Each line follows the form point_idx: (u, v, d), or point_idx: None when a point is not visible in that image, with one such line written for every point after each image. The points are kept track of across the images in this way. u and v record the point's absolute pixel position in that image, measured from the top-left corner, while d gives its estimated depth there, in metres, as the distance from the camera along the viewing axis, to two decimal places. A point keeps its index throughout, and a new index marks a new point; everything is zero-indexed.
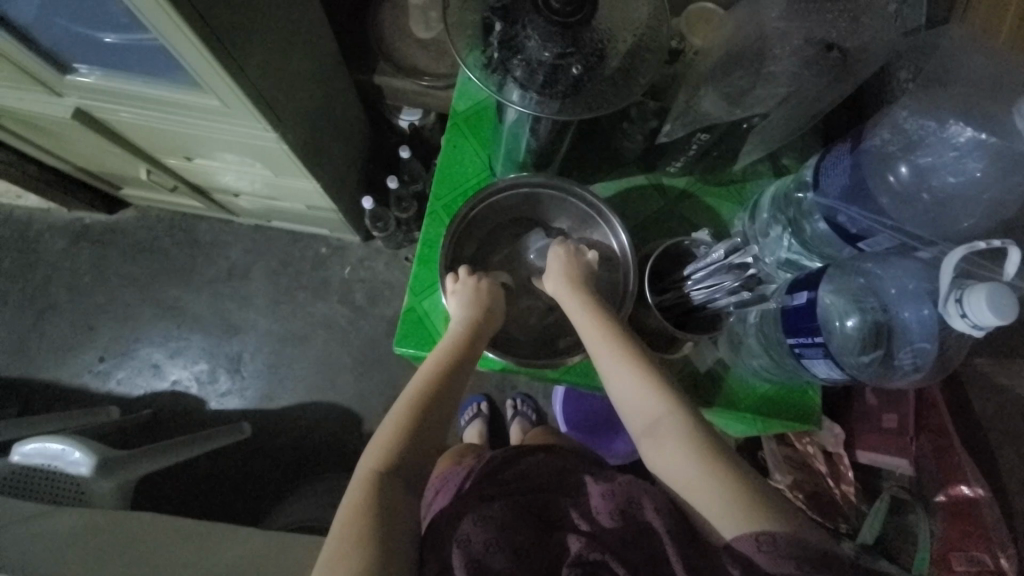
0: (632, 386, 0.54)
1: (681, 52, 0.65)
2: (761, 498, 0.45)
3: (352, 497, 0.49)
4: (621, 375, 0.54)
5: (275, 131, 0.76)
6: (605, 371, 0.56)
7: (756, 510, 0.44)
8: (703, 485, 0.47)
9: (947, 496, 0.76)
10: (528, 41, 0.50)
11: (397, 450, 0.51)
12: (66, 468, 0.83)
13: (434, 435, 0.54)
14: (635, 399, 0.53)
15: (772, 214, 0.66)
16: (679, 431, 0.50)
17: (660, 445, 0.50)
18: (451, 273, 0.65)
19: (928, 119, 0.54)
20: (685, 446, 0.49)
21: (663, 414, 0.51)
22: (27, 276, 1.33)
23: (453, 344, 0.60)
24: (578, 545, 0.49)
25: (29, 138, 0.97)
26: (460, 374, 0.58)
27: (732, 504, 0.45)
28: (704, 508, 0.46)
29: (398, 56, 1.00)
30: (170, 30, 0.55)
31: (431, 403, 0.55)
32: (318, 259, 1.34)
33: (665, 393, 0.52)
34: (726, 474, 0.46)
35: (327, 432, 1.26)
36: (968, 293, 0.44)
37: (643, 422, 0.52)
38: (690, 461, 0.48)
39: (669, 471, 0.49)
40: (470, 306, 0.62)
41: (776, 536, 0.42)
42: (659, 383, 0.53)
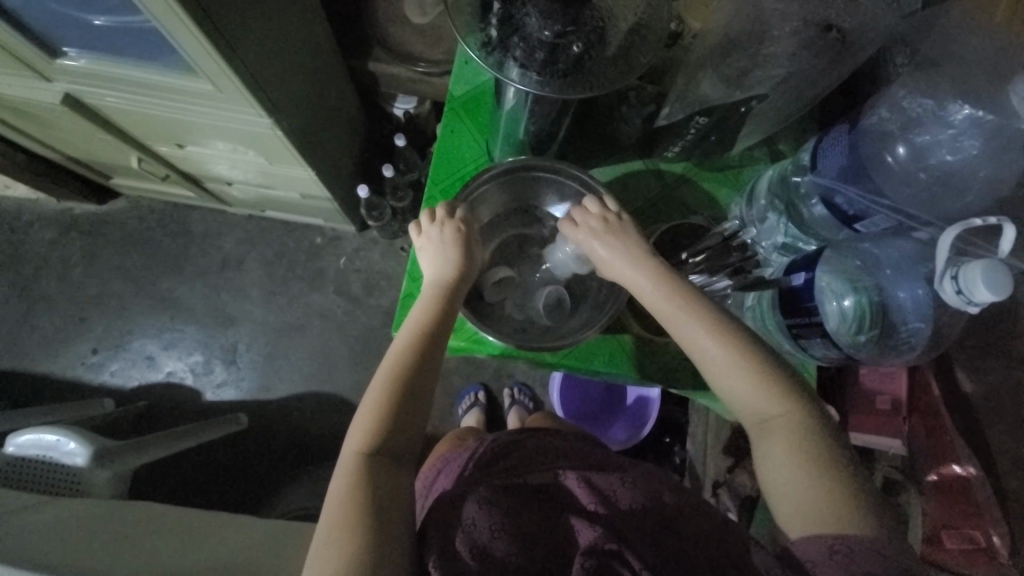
0: (740, 382, 0.51)
1: (680, 35, 0.65)
2: (848, 504, 0.45)
3: (340, 481, 0.49)
4: (731, 370, 0.52)
5: (269, 116, 0.75)
6: (709, 365, 0.53)
7: (844, 518, 0.44)
8: (802, 493, 0.46)
9: (939, 475, 0.74)
10: (528, 19, 0.50)
11: (380, 432, 0.51)
12: (61, 459, 0.82)
13: (417, 412, 0.53)
14: (744, 396, 0.51)
15: (770, 199, 0.66)
16: (791, 433, 0.49)
17: (769, 443, 0.50)
18: (413, 224, 0.64)
19: (925, 98, 0.55)
20: (797, 449, 0.48)
21: (778, 415, 0.50)
22: (16, 267, 1.31)
23: (426, 313, 0.58)
24: (593, 535, 0.47)
25: (16, 125, 0.95)
26: (438, 340, 0.57)
27: (825, 511, 0.45)
28: (787, 509, 0.47)
29: (393, 42, 0.99)
30: (162, 10, 0.54)
31: (407, 375, 0.54)
32: (313, 249, 1.33)
33: (778, 392, 0.50)
34: (830, 481, 0.46)
35: (324, 423, 1.26)
36: (964, 269, 0.44)
37: (753, 418, 0.51)
38: (794, 464, 0.48)
39: (769, 469, 0.49)
40: (442, 271, 0.60)
41: (853, 549, 0.42)
42: (772, 381, 0.51)
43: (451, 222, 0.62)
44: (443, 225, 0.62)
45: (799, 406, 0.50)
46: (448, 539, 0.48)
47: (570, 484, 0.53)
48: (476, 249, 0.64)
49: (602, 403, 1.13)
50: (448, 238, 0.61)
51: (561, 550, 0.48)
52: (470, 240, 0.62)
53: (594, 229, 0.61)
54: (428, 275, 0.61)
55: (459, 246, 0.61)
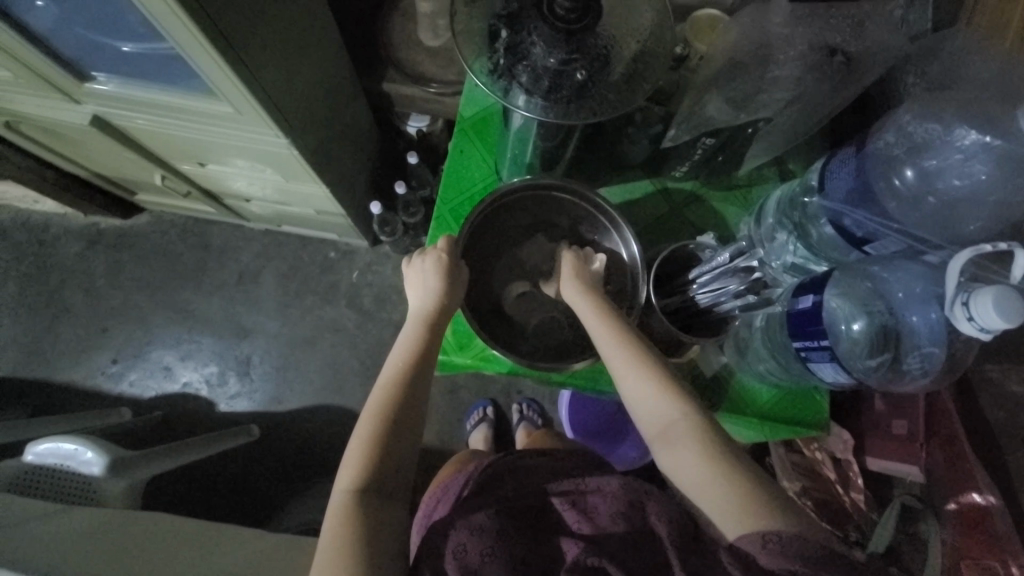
0: (645, 392, 0.54)
1: (686, 58, 0.65)
2: (765, 499, 0.46)
3: (330, 521, 0.49)
4: (633, 377, 0.55)
5: (286, 137, 0.77)
6: (622, 375, 0.56)
7: (764, 512, 0.45)
8: (715, 492, 0.48)
9: (959, 504, 0.72)
10: (533, 48, 0.51)
11: (371, 466, 0.52)
12: (78, 467, 0.84)
13: (410, 435, 0.55)
14: (649, 404, 0.54)
15: (778, 219, 0.65)
16: (694, 437, 0.51)
17: (677, 451, 0.51)
18: (406, 260, 0.65)
19: (933, 122, 0.54)
20: (702, 451, 0.50)
21: (678, 419, 0.52)
22: (44, 278, 1.36)
23: (411, 344, 0.59)
24: (578, 550, 0.47)
25: (48, 143, 1.00)
26: (425, 364, 0.58)
27: (741, 505, 0.46)
28: (709, 507, 0.48)
29: (407, 64, 1.01)
30: (188, 38, 0.57)
31: (395, 410, 0.55)
32: (327, 263, 1.36)
33: (679, 399, 0.53)
34: (738, 481, 0.48)
35: (334, 436, 1.27)
36: (975, 296, 0.44)
37: (658, 428, 0.53)
38: (700, 464, 0.49)
39: (680, 471, 0.50)
40: (424, 300, 0.61)
41: (783, 536, 0.42)
42: (672, 388, 0.54)
43: (433, 249, 0.63)
44: (426, 253, 0.63)
45: (698, 412, 0.53)
46: (439, 563, 0.48)
47: (558, 504, 0.53)
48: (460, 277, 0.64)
49: (611, 423, 1.11)
50: (429, 267, 0.62)
51: (549, 572, 0.48)
52: (452, 266, 0.63)
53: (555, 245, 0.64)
54: (411, 304, 0.62)
55: (440, 275, 0.62)
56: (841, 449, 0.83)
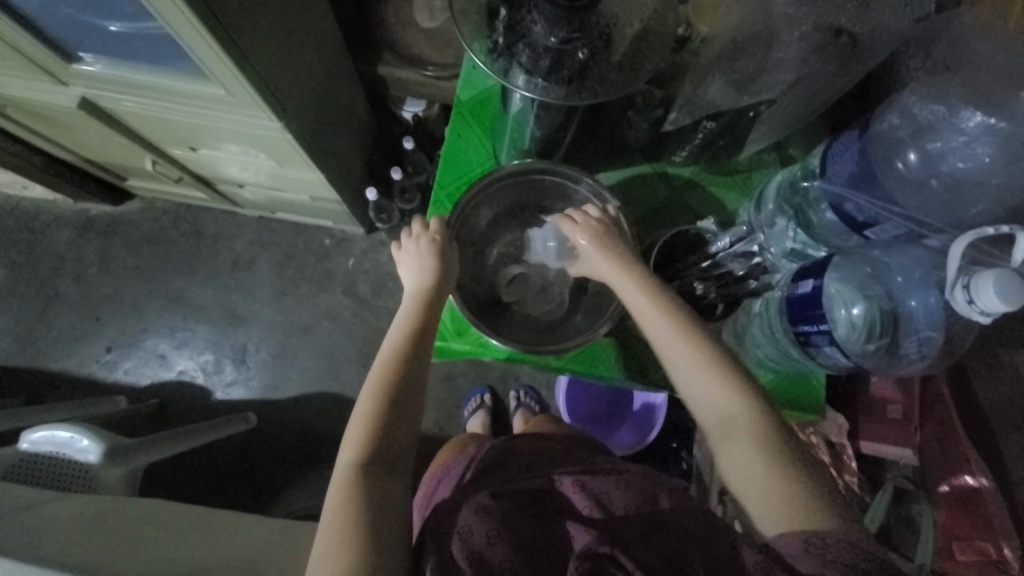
0: (707, 384, 0.54)
1: (688, 40, 0.62)
2: (817, 500, 0.47)
3: (332, 499, 0.49)
4: (694, 369, 0.54)
5: (280, 121, 0.76)
6: (682, 364, 0.55)
7: (811, 510, 0.46)
8: (768, 489, 0.48)
9: (951, 487, 0.74)
10: (533, 26, 0.50)
11: (371, 444, 0.52)
12: (75, 455, 0.84)
13: (408, 414, 0.55)
14: (709, 397, 0.54)
15: (778, 204, 0.65)
16: (751, 432, 0.51)
17: (730, 444, 0.51)
18: (395, 244, 0.65)
19: (939, 104, 0.53)
20: (756, 444, 0.50)
21: (738, 413, 0.52)
22: (34, 266, 1.34)
23: (405, 325, 0.59)
24: (587, 537, 0.47)
25: (35, 127, 0.97)
26: (422, 344, 0.58)
27: (790, 502, 0.47)
28: (755, 501, 0.49)
29: (402, 46, 0.99)
30: (178, 17, 0.55)
31: (394, 389, 0.54)
32: (322, 251, 1.34)
33: (742, 393, 0.53)
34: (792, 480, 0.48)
35: (332, 423, 1.27)
36: (975, 278, 0.44)
37: (716, 420, 0.53)
38: (754, 458, 0.50)
39: (735, 465, 0.51)
40: (419, 281, 0.61)
41: (829, 542, 0.43)
42: (734, 381, 0.53)
43: (425, 234, 0.63)
44: (419, 238, 0.63)
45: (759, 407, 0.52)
46: (445, 547, 0.48)
47: (565, 489, 0.53)
48: (453, 258, 0.64)
49: (609, 408, 1.13)
50: (425, 251, 0.62)
51: (558, 556, 0.48)
52: (446, 248, 0.63)
53: (592, 230, 0.62)
54: (405, 286, 0.62)
55: (435, 257, 0.62)
56: (836, 433, 0.79)
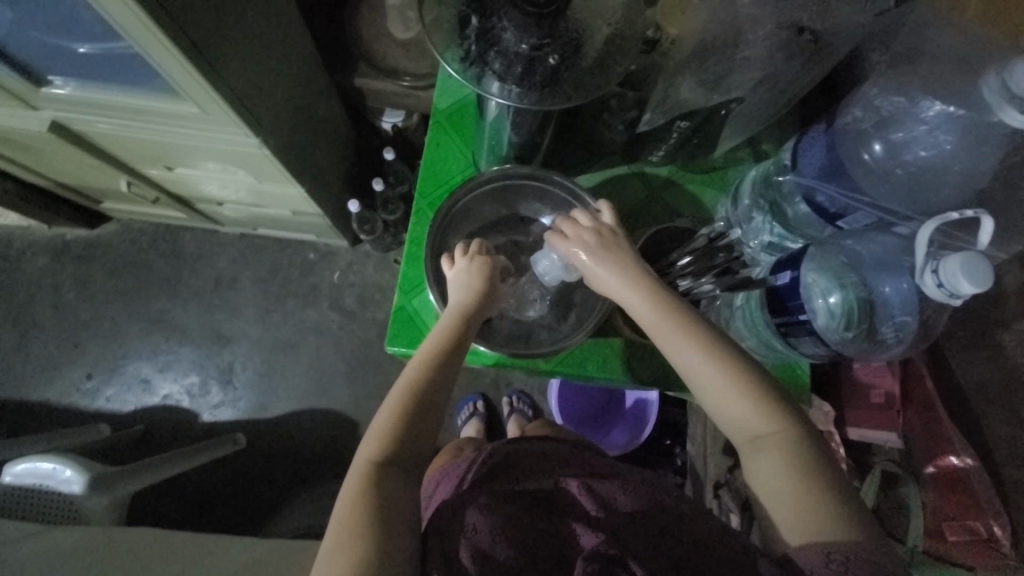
0: (727, 397, 0.50)
1: (657, 42, 0.65)
2: (845, 515, 0.44)
3: (350, 488, 0.49)
4: (715, 381, 0.51)
5: (257, 137, 0.75)
6: (700, 379, 0.51)
7: (836, 525, 0.43)
8: (797, 507, 0.45)
9: (937, 468, 0.74)
10: (504, 33, 0.51)
11: (391, 440, 0.51)
12: (57, 487, 0.81)
13: (431, 423, 0.53)
14: (732, 411, 0.50)
15: (754, 199, 0.66)
16: (780, 448, 0.48)
17: (759, 458, 0.49)
18: (445, 256, 0.64)
19: (898, 96, 0.55)
20: (786, 461, 0.47)
21: (765, 428, 0.49)
22: (8, 294, 1.31)
23: (442, 338, 0.57)
24: (597, 541, 0.47)
25: (5, 153, 0.95)
26: (453, 360, 0.56)
27: (818, 520, 0.44)
28: (780, 519, 0.45)
29: (378, 58, 0.99)
30: (146, 37, 0.54)
31: (423, 401, 0.53)
32: (307, 265, 1.33)
33: (767, 407, 0.50)
34: (823, 496, 0.45)
35: (324, 439, 1.26)
36: (944, 262, 0.45)
37: (743, 434, 0.50)
38: (782, 474, 0.47)
39: (763, 481, 0.48)
40: (463, 297, 0.59)
41: (849, 557, 0.41)
42: (757, 394, 0.50)
43: (478, 253, 0.62)
44: (473, 257, 0.62)
45: (785, 421, 0.49)
46: (450, 549, 0.48)
47: (572, 491, 0.53)
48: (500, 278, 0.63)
49: (602, 408, 1.14)
50: (472, 267, 0.61)
51: (562, 555, 0.48)
52: (494, 269, 0.62)
53: (588, 241, 0.57)
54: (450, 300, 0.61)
55: (484, 276, 0.60)
56: (823, 421, 0.81)
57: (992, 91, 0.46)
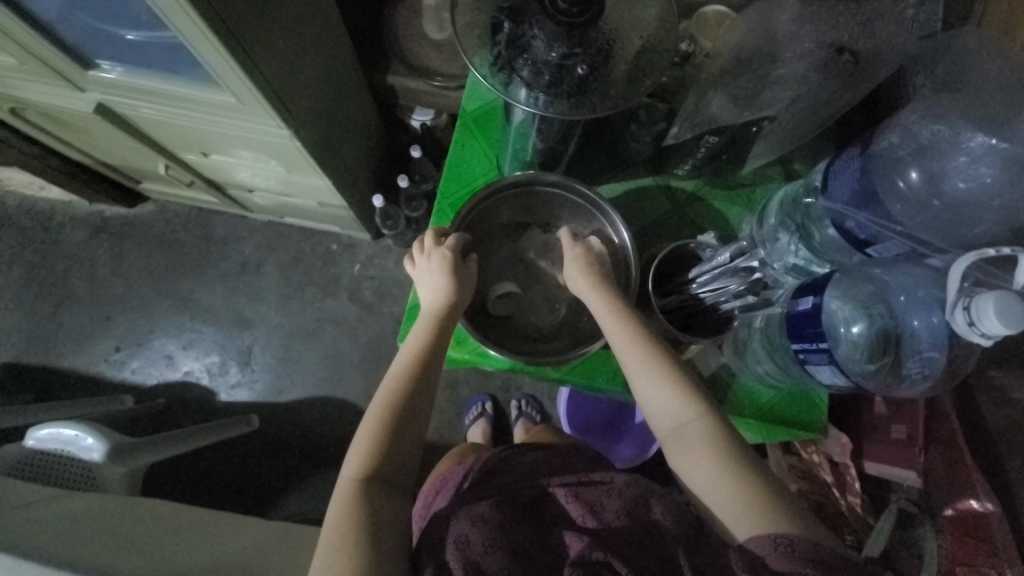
0: (660, 392, 0.53)
1: (691, 55, 0.64)
2: (784, 506, 0.46)
3: (336, 504, 0.49)
4: (646, 376, 0.54)
5: (288, 129, 0.77)
6: (635, 371, 0.55)
7: (776, 515, 0.45)
8: (734, 497, 0.47)
9: (955, 510, 0.70)
10: (534, 42, 0.51)
11: (376, 457, 0.52)
12: (78, 453, 0.85)
13: (416, 432, 0.54)
14: (662, 404, 0.53)
15: (781, 219, 0.65)
16: (705, 439, 0.50)
17: (686, 451, 0.51)
18: (408, 259, 0.65)
19: (940, 125, 0.53)
20: (715, 452, 0.49)
21: (692, 419, 0.52)
22: (47, 265, 1.37)
23: (417, 343, 0.58)
24: (582, 546, 0.47)
25: (54, 130, 1.00)
26: (433, 363, 0.57)
27: (753, 507, 0.46)
28: (722, 511, 0.47)
29: (411, 57, 1.01)
30: (189, 26, 0.56)
31: (400, 408, 0.54)
32: (329, 255, 1.36)
33: (692, 398, 0.52)
34: (759, 490, 0.47)
35: (333, 428, 1.28)
36: (976, 301, 0.43)
37: (669, 426, 0.53)
38: (715, 464, 0.49)
39: (693, 474, 0.50)
40: (434, 299, 0.61)
41: (793, 539, 0.42)
42: (686, 389, 0.53)
43: (440, 250, 0.62)
44: (433, 254, 0.62)
45: (713, 414, 0.52)
46: (441, 553, 0.49)
47: (559, 495, 0.53)
48: (470, 275, 0.63)
49: (610, 422, 1.11)
50: (436, 267, 0.62)
51: (551, 566, 0.48)
52: (460, 265, 0.62)
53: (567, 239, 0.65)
54: (422, 303, 0.62)
55: (449, 273, 0.61)
56: (838, 453, 0.83)
57: None
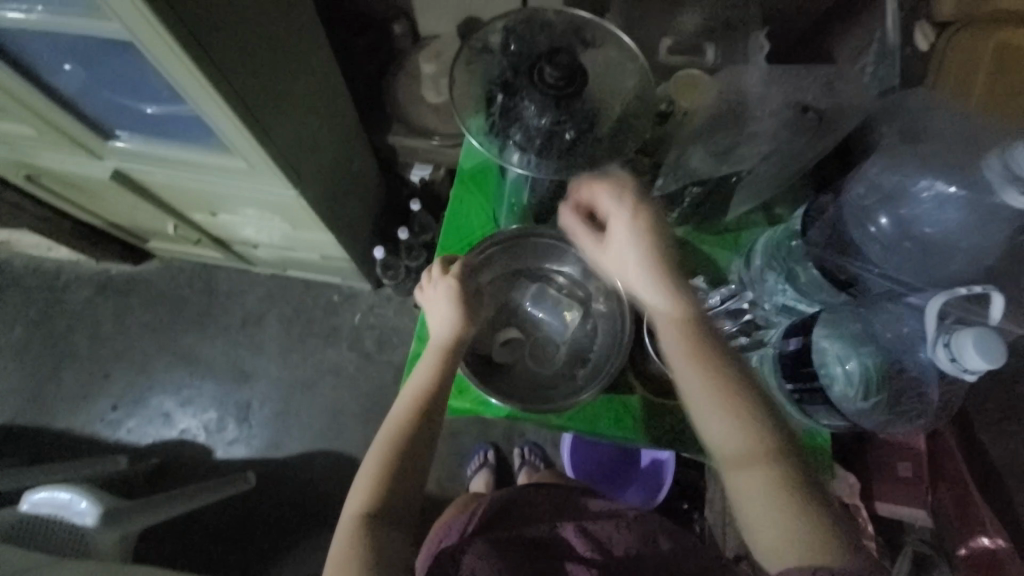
0: (716, 400, 0.49)
1: (670, 113, 0.65)
2: (837, 539, 0.44)
3: (338, 541, 0.51)
4: (701, 381, 0.50)
5: (295, 189, 0.81)
6: (686, 371, 0.50)
7: (827, 547, 0.43)
8: (785, 525, 0.44)
9: (970, 549, 0.72)
10: (526, 110, 0.56)
11: (377, 496, 0.52)
12: (72, 518, 0.83)
13: (417, 472, 0.54)
14: (718, 412, 0.49)
15: (766, 261, 0.67)
16: (764, 458, 0.47)
17: (740, 467, 0.47)
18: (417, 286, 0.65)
19: (902, 176, 0.58)
20: (771, 474, 0.46)
21: (750, 433, 0.48)
22: (50, 324, 1.39)
23: (424, 377, 0.58)
24: None
25: (69, 195, 1.05)
26: (437, 401, 0.57)
27: (803, 538, 0.44)
28: (768, 535, 0.45)
29: (410, 119, 1.08)
30: (205, 99, 0.61)
31: (404, 446, 0.54)
32: (330, 306, 1.37)
33: (751, 410, 0.49)
34: (813, 519, 0.44)
35: (333, 483, 1.25)
36: (955, 337, 0.45)
37: (724, 436, 0.49)
38: (771, 489, 0.46)
39: (746, 492, 0.47)
40: (441, 330, 0.60)
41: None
42: (746, 399, 0.49)
43: (447, 279, 0.62)
44: (440, 283, 0.62)
45: (773, 430, 0.48)
46: None
47: (566, 532, 0.53)
48: (476, 306, 0.63)
49: (618, 471, 1.09)
50: (444, 296, 0.61)
51: None
52: (467, 296, 0.62)
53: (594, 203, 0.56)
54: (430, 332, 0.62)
55: (455, 305, 0.61)
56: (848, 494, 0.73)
57: (992, 173, 0.47)
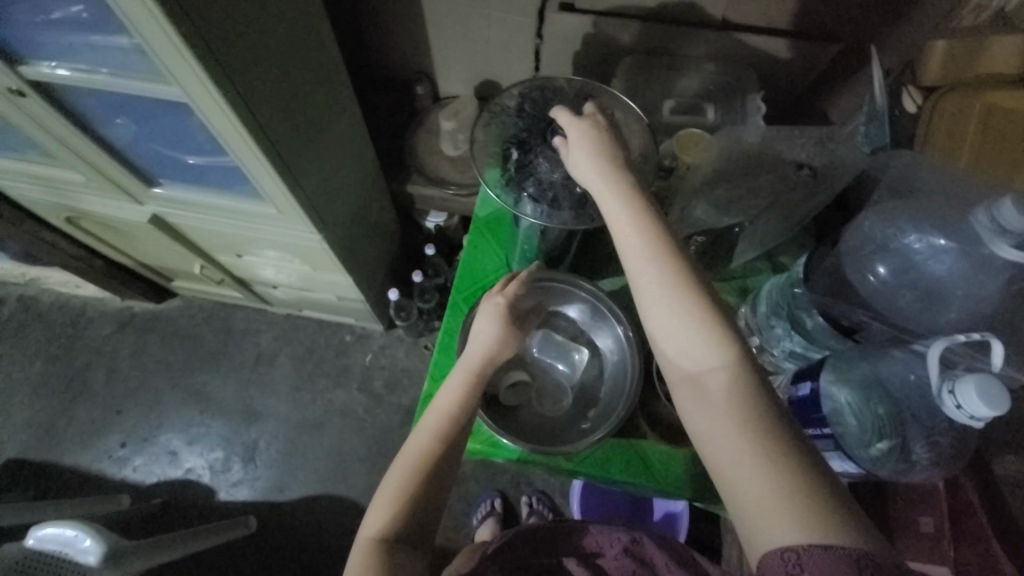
0: (684, 330, 0.43)
1: (674, 168, 0.72)
2: (821, 500, 0.36)
3: (352, 566, 0.49)
4: (668, 308, 0.44)
5: (319, 233, 0.87)
6: (651, 298, 0.45)
7: (803, 509, 0.36)
8: (753, 478, 0.37)
9: None
10: (540, 166, 0.63)
11: (397, 520, 0.51)
12: (77, 557, 0.82)
13: (439, 501, 0.53)
14: (687, 344, 0.43)
15: (771, 308, 0.69)
16: (733, 396, 0.40)
17: (703, 404, 0.41)
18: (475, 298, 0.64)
19: (893, 227, 0.60)
20: (741, 418, 0.39)
21: (721, 370, 0.41)
22: (69, 359, 1.42)
23: (457, 394, 0.57)
24: None
25: (106, 236, 1.11)
26: (465, 424, 0.56)
27: (774, 498, 0.36)
28: (733, 490, 0.38)
29: (428, 170, 1.14)
30: (247, 155, 0.68)
31: (429, 468, 0.53)
32: (342, 346, 1.39)
33: (726, 344, 0.42)
34: (789, 475, 0.37)
35: (335, 529, 1.23)
36: (959, 384, 0.46)
37: (689, 369, 0.43)
38: (743, 435, 0.39)
39: (710, 435, 0.40)
40: (480, 347, 0.59)
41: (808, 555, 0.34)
42: (721, 331, 0.42)
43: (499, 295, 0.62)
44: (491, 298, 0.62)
45: (748, 369, 0.41)
46: None
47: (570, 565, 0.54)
48: (518, 329, 0.62)
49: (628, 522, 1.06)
50: (491, 313, 0.61)
51: None
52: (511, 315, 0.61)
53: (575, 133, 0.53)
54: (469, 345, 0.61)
55: (501, 325, 0.60)
56: None
57: (982, 224, 0.50)
